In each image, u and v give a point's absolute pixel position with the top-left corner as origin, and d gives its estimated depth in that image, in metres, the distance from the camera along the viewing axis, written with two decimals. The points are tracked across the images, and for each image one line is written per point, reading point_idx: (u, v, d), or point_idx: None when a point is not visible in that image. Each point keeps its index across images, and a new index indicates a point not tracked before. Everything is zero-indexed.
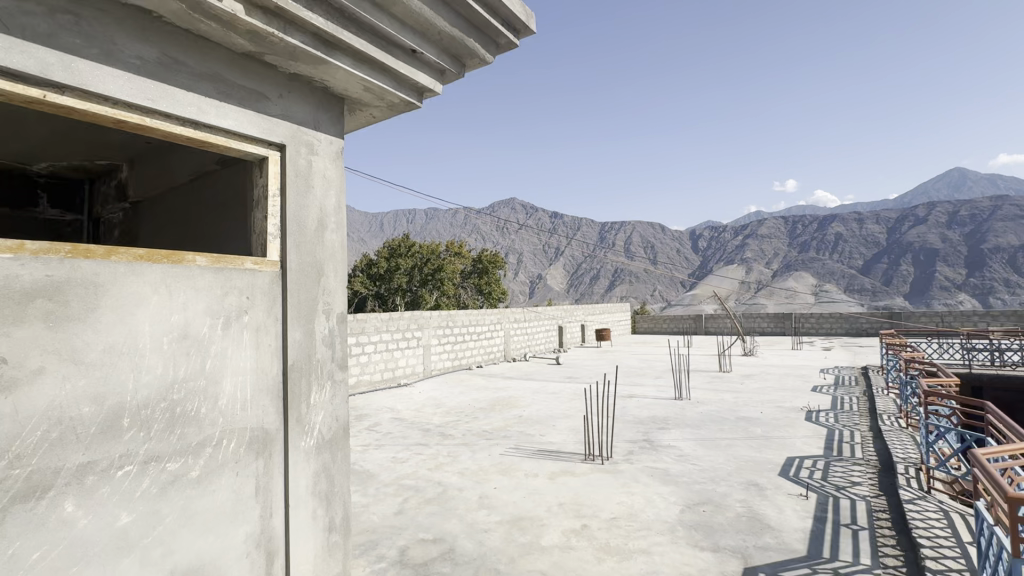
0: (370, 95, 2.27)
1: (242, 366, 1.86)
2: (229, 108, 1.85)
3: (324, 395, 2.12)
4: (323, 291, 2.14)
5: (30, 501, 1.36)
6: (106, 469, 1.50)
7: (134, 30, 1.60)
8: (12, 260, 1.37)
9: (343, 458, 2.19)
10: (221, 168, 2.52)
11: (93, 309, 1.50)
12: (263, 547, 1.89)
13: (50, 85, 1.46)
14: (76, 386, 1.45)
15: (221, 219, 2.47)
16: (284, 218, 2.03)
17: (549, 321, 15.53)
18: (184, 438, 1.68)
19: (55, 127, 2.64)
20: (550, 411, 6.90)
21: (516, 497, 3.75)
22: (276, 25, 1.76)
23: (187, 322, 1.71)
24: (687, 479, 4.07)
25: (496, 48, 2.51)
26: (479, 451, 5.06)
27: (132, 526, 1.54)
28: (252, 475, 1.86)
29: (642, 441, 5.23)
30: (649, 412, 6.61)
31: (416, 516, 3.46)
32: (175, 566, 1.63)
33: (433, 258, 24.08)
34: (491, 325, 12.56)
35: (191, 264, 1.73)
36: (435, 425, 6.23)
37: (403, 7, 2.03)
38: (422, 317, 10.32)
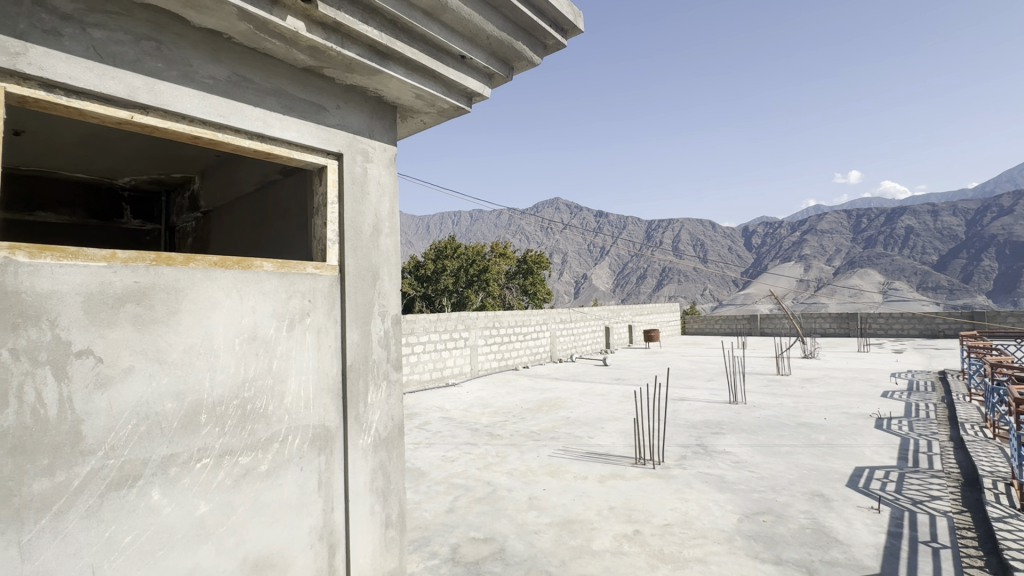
0: (421, 102, 2.33)
1: (305, 366, 1.95)
2: (291, 120, 1.95)
3: (381, 394, 2.19)
4: (378, 294, 2.21)
5: (123, 488, 1.48)
6: (187, 461, 1.61)
7: (208, 52, 1.71)
8: (106, 267, 1.49)
9: (399, 456, 2.25)
10: (283, 177, 2.66)
11: (174, 312, 1.62)
12: (324, 540, 1.97)
13: (135, 106, 1.59)
14: (160, 384, 1.57)
15: (284, 225, 2.60)
16: (342, 224, 2.11)
17: (596, 322, 15.34)
18: (254, 433, 1.78)
19: (138, 145, 2.87)
20: (598, 412, 6.82)
21: (566, 499, 3.73)
22: (334, 40, 1.84)
23: (256, 324, 1.81)
24: (744, 487, 3.90)
25: (544, 49, 2.50)
26: (528, 451, 5.07)
27: (209, 515, 1.65)
28: (315, 470, 1.95)
29: (695, 446, 5.06)
30: (703, 416, 6.40)
31: (467, 515, 3.51)
32: (247, 554, 1.74)
33: (478, 259, 24.36)
34: (537, 326, 12.56)
35: (259, 269, 1.83)
36: (483, 425, 6.30)
37: (454, 14, 2.07)
38: (469, 318, 10.45)
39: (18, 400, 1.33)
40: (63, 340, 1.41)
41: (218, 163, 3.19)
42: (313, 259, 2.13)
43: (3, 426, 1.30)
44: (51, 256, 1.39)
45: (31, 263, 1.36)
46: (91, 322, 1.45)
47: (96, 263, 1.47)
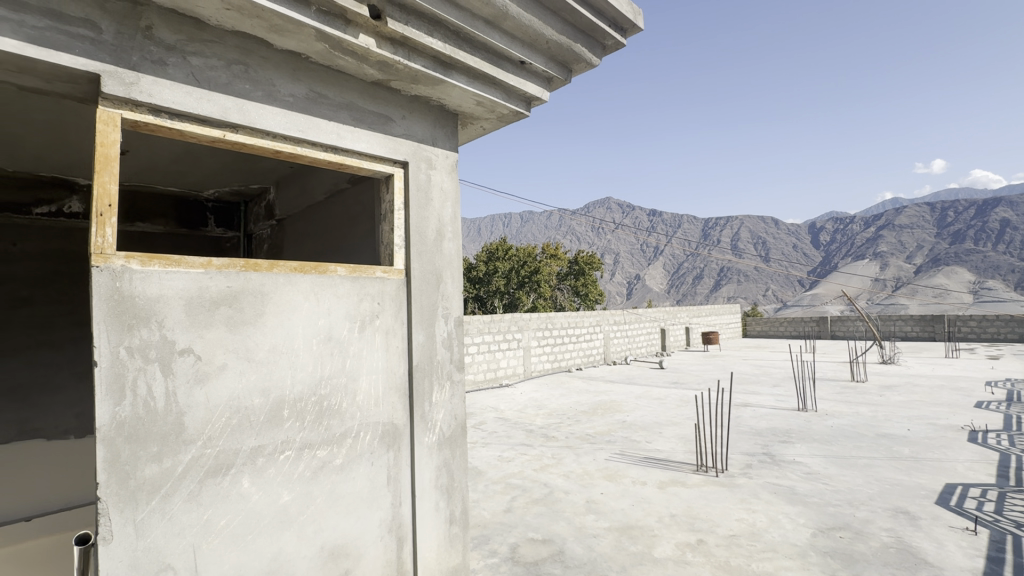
0: (482, 109, 2.38)
1: (375, 366, 2.04)
2: (361, 131, 2.05)
3: (444, 394, 2.26)
4: (442, 296, 2.28)
5: (219, 476, 1.62)
6: (272, 452, 1.74)
7: (288, 72, 1.84)
8: (203, 273, 1.63)
9: (462, 455, 2.31)
10: (351, 185, 2.80)
11: (260, 314, 1.75)
12: (393, 532, 2.05)
13: (227, 125, 1.73)
14: (249, 380, 1.71)
15: (353, 231, 2.74)
16: (408, 229, 2.20)
17: (651, 323, 14.96)
18: (330, 428, 1.89)
19: (223, 160, 3.11)
20: (655, 417, 6.65)
21: (625, 504, 3.67)
22: (402, 53, 1.92)
23: (331, 325, 1.92)
24: (818, 500, 3.68)
25: (602, 50, 2.49)
26: (584, 454, 5.03)
27: (291, 503, 1.77)
28: (384, 465, 2.04)
29: (761, 454, 4.83)
30: (769, 423, 6.09)
31: (525, 515, 3.53)
32: (325, 542, 1.84)
33: (530, 260, 24.42)
34: (590, 327, 12.43)
35: (333, 274, 1.94)
36: (538, 427, 6.32)
37: (514, 21, 2.10)
38: (522, 319, 10.50)
39: (132, 393, 1.48)
40: (169, 340, 1.55)
41: (292, 174, 3.40)
42: (381, 263, 2.23)
43: (121, 416, 1.46)
44: (159, 264, 1.55)
45: (143, 270, 1.52)
46: (191, 324, 1.60)
47: (196, 270, 1.62)
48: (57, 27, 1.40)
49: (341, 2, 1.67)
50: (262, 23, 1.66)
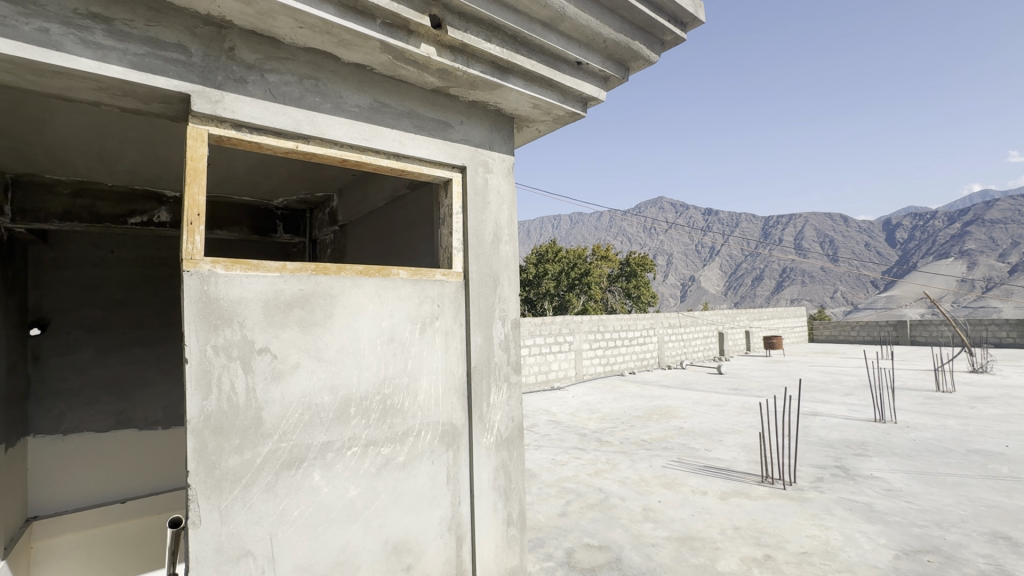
0: (538, 111, 2.38)
1: (435, 367, 2.09)
2: (422, 138, 2.11)
3: (502, 396, 2.28)
4: (498, 299, 2.31)
5: (292, 469, 1.71)
6: (340, 448, 1.81)
7: (354, 84, 1.92)
8: (279, 277, 1.73)
9: (519, 457, 2.32)
10: (410, 191, 2.88)
11: (329, 316, 1.84)
12: (453, 531, 2.09)
13: (299, 137, 1.83)
14: (319, 379, 1.79)
15: (412, 235, 2.83)
16: (466, 233, 2.23)
17: (708, 327, 14.40)
18: (393, 427, 1.95)
19: (292, 170, 3.30)
20: (715, 424, 6.39)
21: (684, 514, 3.54)
22: (461, 60, 1.96)
23: (394, 327, 1.99)
24: (901, 520, 3.39)
25: (661, 46, 2.43)
26: (640, 461, 4.91)
27: (357, 498, 1.84)
28: (444, 464, 2.08)
29: (834, 468, 4.52)
30: (841, 434, 5.69)
31: (580, 520, 3.50)
32: (389, 536, 1.90)
33: (580, 262, 24.19)
34: (643, 330, 12.13)
35: (395, 277, 2.01)
36: (591, 431, 6.24)
37: (571, 22, 2.09)
38: (574, 321, 10.41)
39: (217, 389, 1.59)
40: (249, 339, 1.66)
41: (354, 182, 3.54)
42: (441, 267, 2.28)
43: (208, 410, 1.57)
44: (240, 268, 1.65)
45: (226, 274, 1.63)
46: (268, 324, 1.70)
47: (272, 274, 1.72)
48: (154, 53, 1.53)
49: (404, 14, 1.73)
50: (332, 38, 1.74)
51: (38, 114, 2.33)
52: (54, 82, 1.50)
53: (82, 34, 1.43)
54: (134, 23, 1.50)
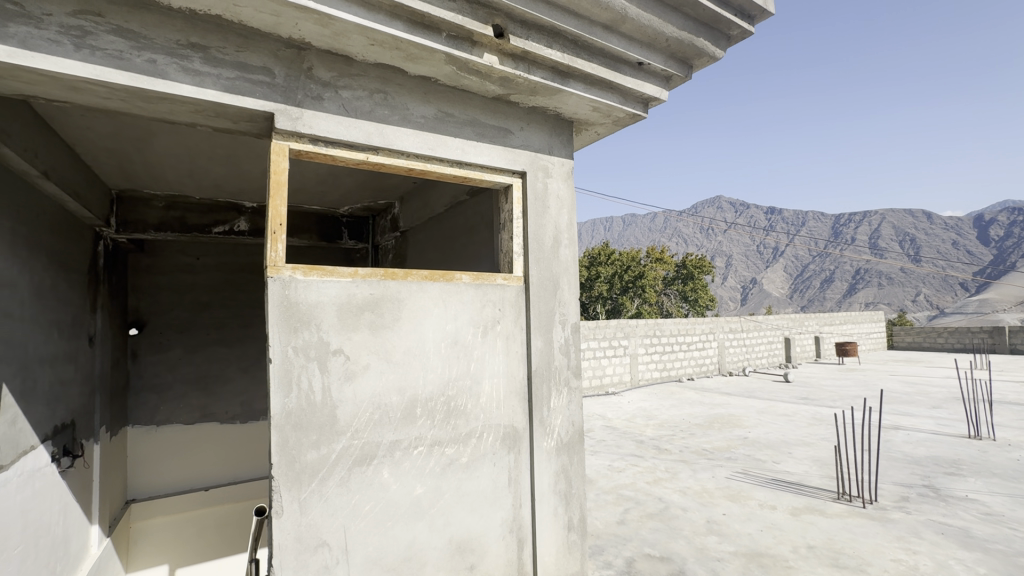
0: (598, 114, 2.36)
1: (497, 369, 2.12)
2: (483, 146, 2.15)
3: (562, 400, 2.27)
4: (559, 303, 2.31)
5: (363, 465, 1.79)
6: (407, 447, 1.88)
7: (420, 96, 2.00)
8: (351, 282, 1.82)
9: (580, 462, 2.30)
10: (470, 197, 2.94)
11: (397, 319, 1.91)
12: (514, 533, 2.10)
13: (370, 148, 1.92)
14: (388, 379, 1.87)
15: (472, 239, 2.89)
16: (527, 237, 2.25)
17: (773, 332, 13.64)
18: (457, 427, 2.00)
19: (358, 179, 3.46)
20: (782, 435, 6.05)
21: (751, 529, 3.38)
22: (522, 67, 1.98)
23: (457, 330, 2.04)
24: (1003, 548, 3.06)
25: (726, 41, 2.35)
26: (701, 471, 4.74)
27: (423, 496, 1.90)
28: (506, 466, 2.11)
29: (922, 487, 4.15)
30: (929, 451, 5.21)
31: (640, 530, 3.42)
32: (453, 535, 1.94)
33: (634, 265, 23.63)
34: (703, 335, 11.69)
35: (458, 281, 2.06)
36: (649, 438, 6.08)
37: (633, 23, 2.07)
38: (629, 325, 10.19)
39: (297, 387, 1.69)
40: (325, 341, 1.75)
41: (415, 190, 3.66)
42: (501, 271, 2.31)
43: (289, 407, 1.67)
44: (317, 274, 1.75)
45: (305, 280, 1.73)
46: (342, 327, 1.79)
47: (345, 279, 1.81)
48: (243, 76, 1.66)
49: (469, 26, 1.77)
50: (400, 53, 1.82)
51: (140, 136, 2.59)
52: (159, 107, 1.67)
53: (183, 62, 1.57)
54: (226, 49, 1.64)
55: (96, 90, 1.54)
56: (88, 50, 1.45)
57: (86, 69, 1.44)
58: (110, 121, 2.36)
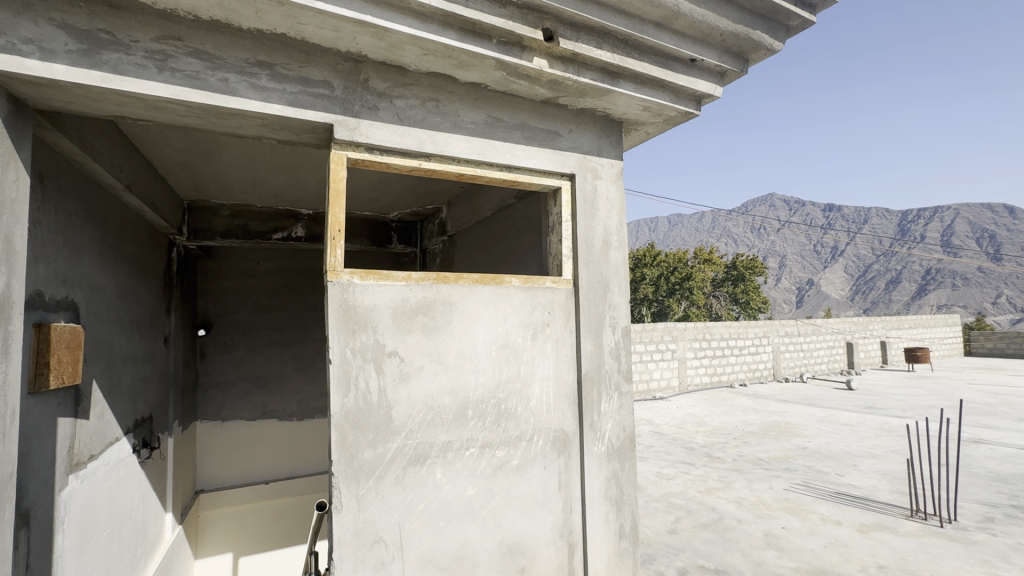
0: (648, 113, 2.32)
1: (547, 373, 2.12)
2: (532, 149, 2.16)
3: (613, 404, 2.24)
4: (609, 306, 2.28)
5: (418, 465, 1.83)
6: (459, 449, 1.91)
7: (470, 102, 2.03)
8: (405, 286, 1.87)
9: (631, 468, 2.26)
10: (517, 200, 2.96)
11: (449, 322, 1.94)
12: (565, 538, 2.09)
13: (422, 155, 1.97)
14: (441, 381, 1.90)
15: (520, 243, 2.90)
16: (576, 240, 2.24)
17: (834, 336, 12.88)
18: (507, 430, 2.01)
19: (407, 185, 3.55)
20: (846, 446, 5.69)
21: (814, 545, 3.20)
22: (572, 70, 1.98)
23: (507, 333, 2.05)
24: None
25: (786, 32, 2.25)
26: (757, 481, 4.54)
27: (475, 497, 1.92)
28: (556, 470, 2.10)
29: (1009, 508, 3.79)
30: (1017, 468, 4.75)
31: (693, 540, 3.31)
32: (504, 537, 1.95)
33: (681, 266, 22.98)
34: (756, 338, 11.19)
35: (508, 284, 2.07)
36: (699, 445, 5.89)
37: (685, 19, 2.02)
38: (677, 328, 9.91)
39: (355, 388, 1.75)
40: (380, 343, 1.81)
41: (463, 194, 3.72)
42: (550, 274, 2.31)
43: (348, 406, 1.73)
44: (373, 278, 1.81)
45: (362, 284, 1.79)
46: (397, 330, 1.84)
47: (399, 283, 1.86)
48: (305, 90, 1.75)
49: (519, 31, 1.79)
50: (452, 61, 1.86)
51: (210, 150, 2.77)
52: (230, 122, 1.77)
53: (252, 79, 1.67)
54: (290, 66, 1.73)
55: (175, 109, 1.65)
56: (169, 71, 1.56)
57: (167, 90, 1.55)
58: (185, 136, 2.54)
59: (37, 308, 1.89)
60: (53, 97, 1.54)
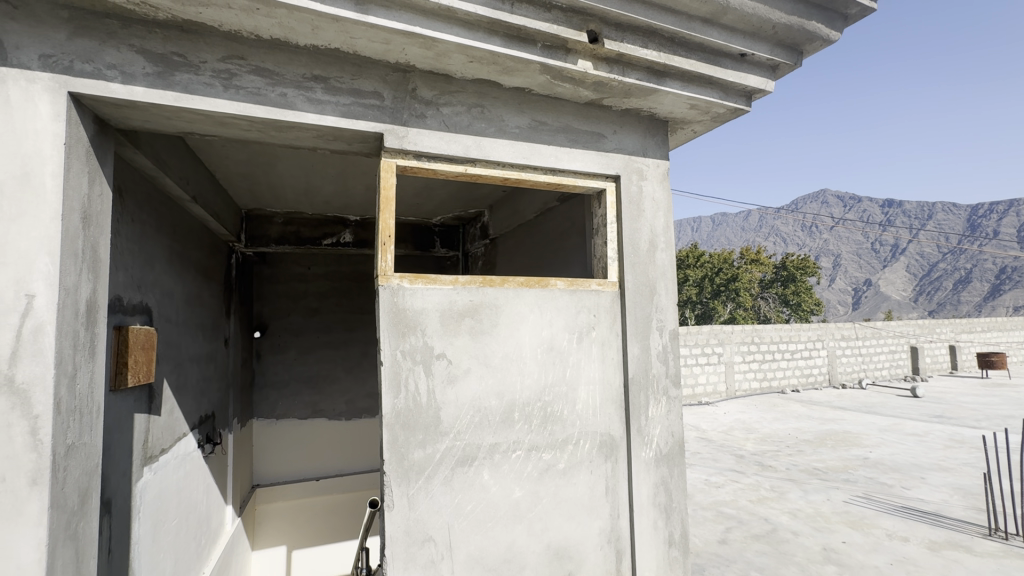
0: (696, 111, 2.27)
1: (593, 376, 2.10)
2: (577, 151, 2.15)
3: (661, 409, 2.19)
4: (656, 309, 2.23)
5: (466, 466, 1.85)
6: (506, 451, 1.92)
7: (514, 107, 2.05)
8: (452, 290, 1.90)
9: (680, 475, 2.20)
10: (561, 203, 2.96)
11: (495, 324, 1.96)
12: (613, 544, 2.06)
13: (468, 161, 2.00)
14: (487, 383, 1.92)
15: (563, 245, 2.89)
16: (621, 242, 2.21)
17: (896, 339, 12.10)
18: (554, 433, 2.01)
19: (450, 190, 3.62)
20: (913, 458, 5.32)
21: (878, 561, 3.02)
22: (617, 71, 1.96)
23: (553, 336, 2.05)
24: None
25: (843, 22, 2.15)
26: (813, 492, 4.32)
27: (522, 499, 1.92)
28: (603, 475, 2.07)
29: None
30: None
31: (745, 551, 3.20)
32: (550, 540, 1.95)
33: (726, 266, 22.22)
34: (809, 342, 10.66)
35: (553, 287, 2.07)
36: (749, 453, 5.67)
37: (735, 13, 1.96)
38: (724, 331, 9.59)
39: (405, 389, 1.79)
40: (429, 345, 1.85)
41: (505, 198, 3.74)
42: (594, 276, 2.29)
43: (398, 407, 1.77)
44: (421, 282, 1.86)
45: (411, 288, 1.84)
46: (444, 332, 1.88)
47: (446, 287, 1.90)
48: (357, 101, 1.81)
49: (564, 34, 1.79)
50: (497, 68, 1.88)
51: (267, 161, 2.92)
52: (289, 135, 1.87)
53: (308, 93, 1.75)
54: (343, 79, 1.80)
55: (239, 124, 1.75)
56: (233, 89, 1.66)
57: (233, 106, 1.65)
58: (245, 149, 2.69)
59: (117, 312, 2.04)
60: (133, 117, 1.67)
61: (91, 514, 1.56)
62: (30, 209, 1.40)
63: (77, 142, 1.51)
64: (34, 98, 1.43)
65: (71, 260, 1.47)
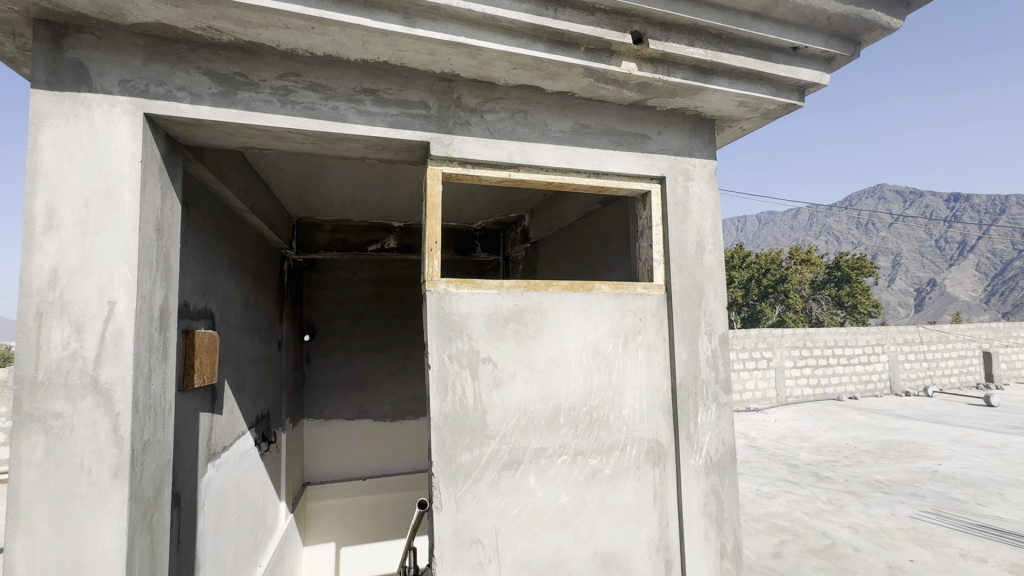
0: (745, 108, 2.20)
1: (639, 381, 2.07)
2: (620, 153, 2.13)
3: (710, 416, 2.13)
4: (704, 312, 2.18)
5: (512, 470, 1.86)
6: (552, 455, 1.92)
7: (557, 110, 2.05)
8: (497, 294, 1.92)
9: (732, 484, 2.13)
10: (603, 206, 2.93)
11: (540, 328, 1.97)
12: (661, 553, 2.02)
13: (512, 166, 2.02)
14: (533, 387, 1.93)
15: (606, 247, 2.87)
16: (667, 244, 2.17)
17: (967, 344, 11.25)
18: (599, 438, 1.99)
19: (491, 195, 3.66)
20: (989, 472, 4.92)
21: None
22: (662, 71, 1.93)
23: (598, 340, 2.03)
24: None
25: (906, 8, 2.03)
26: (876, 506, 4.07)
27: (568, 505, 1.91)
28: (651, 482, 2.03)
29: None
30: None
31: (801, 566, 3.05)
32: (597, 547, 1.93)
33: (775, 267, 21.34)
34: (868, 346, 10.07)
35: (598, 291, 2.06)
36: (804, 463, 5.41)
37: (787, 6, 1.89)
38: (773, 335, 9.21)
39: (452, 392, 1.82)
40: (475, 349, 1.87)
41: (546, 201, 3.75)
42: (640, 279, 2.26)
43: (446, 409, 1.81)
44: (467, 287, 1.88)
45: (457, 292, 1.87)
46: (490, 337, 1.90)
47: (491, 291, 1.92)
48: (404, 112, 1.87)
49: (608, 36, 1.78)
50: (541, 73, 1.89)
51: (318, 172, 3.05)
52: (340, 146, 1.94)
53: (358, 105, 1.82)
54: (391, 90, 1.86)
55: (295, 137, 1.84)
56: (290, 104, 1.74)
57: (289, 121, 1.73)
58: (298, 161, 2.82)
59: (185, 317, 2.18)
60: (200, 134, 1.79)
61: (164, 506, 1.67)
62: (112, 222, 1.52)
63: (151, 160, 1.63)
64: (115, 120, 1.56)
65: (147, 269, 1.58)
